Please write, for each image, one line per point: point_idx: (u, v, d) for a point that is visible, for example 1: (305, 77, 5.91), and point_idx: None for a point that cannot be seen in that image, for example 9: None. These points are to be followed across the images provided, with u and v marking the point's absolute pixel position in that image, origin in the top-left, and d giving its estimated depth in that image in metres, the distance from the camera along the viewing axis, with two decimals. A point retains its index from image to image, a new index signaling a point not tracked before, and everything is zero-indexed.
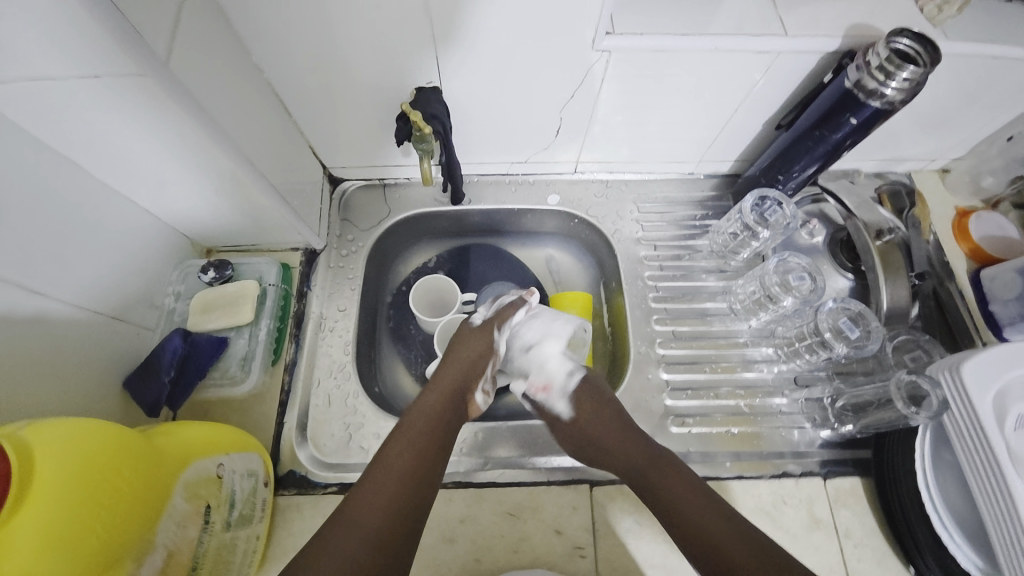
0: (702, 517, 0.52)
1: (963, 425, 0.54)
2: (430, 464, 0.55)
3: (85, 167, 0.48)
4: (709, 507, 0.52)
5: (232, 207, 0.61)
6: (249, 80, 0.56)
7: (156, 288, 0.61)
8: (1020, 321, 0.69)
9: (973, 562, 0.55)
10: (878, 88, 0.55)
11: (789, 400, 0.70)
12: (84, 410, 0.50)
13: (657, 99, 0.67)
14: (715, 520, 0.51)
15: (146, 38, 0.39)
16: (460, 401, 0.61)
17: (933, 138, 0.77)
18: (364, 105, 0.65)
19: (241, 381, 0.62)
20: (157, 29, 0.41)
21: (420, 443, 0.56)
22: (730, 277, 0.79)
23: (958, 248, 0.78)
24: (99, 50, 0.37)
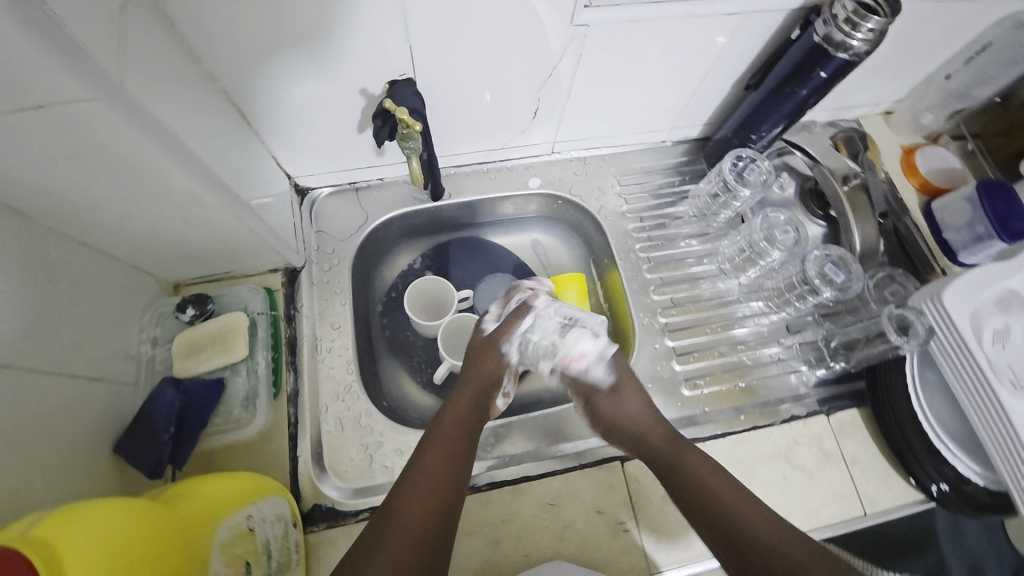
0: (747, 519, 0.51)
1: (949, 348, 0.59)
2: (460, 473, 0.54)
3: (29, 214, 0.41)
4: (751, 509, 0.52)
5: (201, 235, 0.55)
6: (200, 91, 0.49)
7: (130, 337, 0.55)
8: (972, 244, 0.76)
9: (971, 467, 0.61)
10: (845, 40, 0.57)
11: (783, 347, 0.74)
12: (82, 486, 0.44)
13: (632, 70, 0.66)
14: (762, 525, 0.51)
15: (88, 53, 0.33)
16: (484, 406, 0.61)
17: (880, 82, 0.82)
18: (331, 105, 0.60)
19: (248, 422, 0.58)
20: (98, 41, 0.34)
21: (450, 446, 0.56)
22: (713, 239, 0.81)
23: (909, 184, 0.84)
24: (38, 77, 0.31)
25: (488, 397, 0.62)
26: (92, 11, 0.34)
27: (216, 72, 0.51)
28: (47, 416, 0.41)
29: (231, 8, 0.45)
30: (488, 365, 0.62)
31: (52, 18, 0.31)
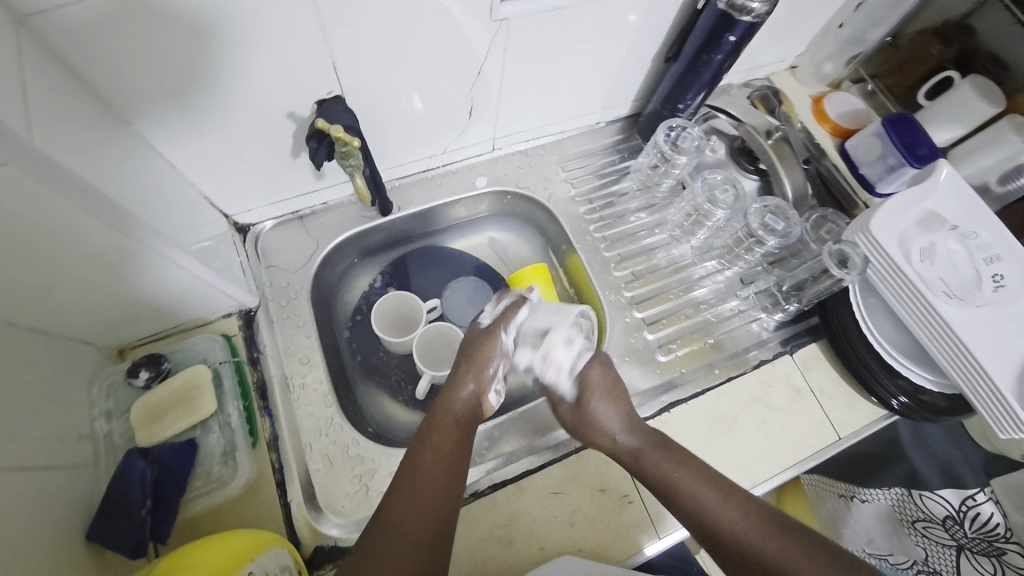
0: (731, 519, 0.51)
1: (884, 272, 0.65)
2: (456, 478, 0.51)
3: None
4: (736, 507, 0.51)
5: (141, 290, 0.52)
6: (113, 139, 0.46)
7: (79, 415, 0.50)
8: (887, 175, 0.83)
9: (923, 375, 0.67)
10: (746, 4, 0.61)
11: (741, 298, 0.78)
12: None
13: (559, 58, 0.68)
14: (746, 523, 0.50)
15: None
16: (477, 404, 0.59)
17: (783, 40, 0.87)
18: (260, 134, 0.57)
19: (231, 477, 0.55)
20: None
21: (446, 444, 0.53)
22: (660, 208, 0.84)
23: (823, 130, 0.91)
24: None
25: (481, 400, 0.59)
26: None
27: (129, 117, 0.48)
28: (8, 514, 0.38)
29: (134, 47, 0.42)
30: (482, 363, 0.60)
31: None
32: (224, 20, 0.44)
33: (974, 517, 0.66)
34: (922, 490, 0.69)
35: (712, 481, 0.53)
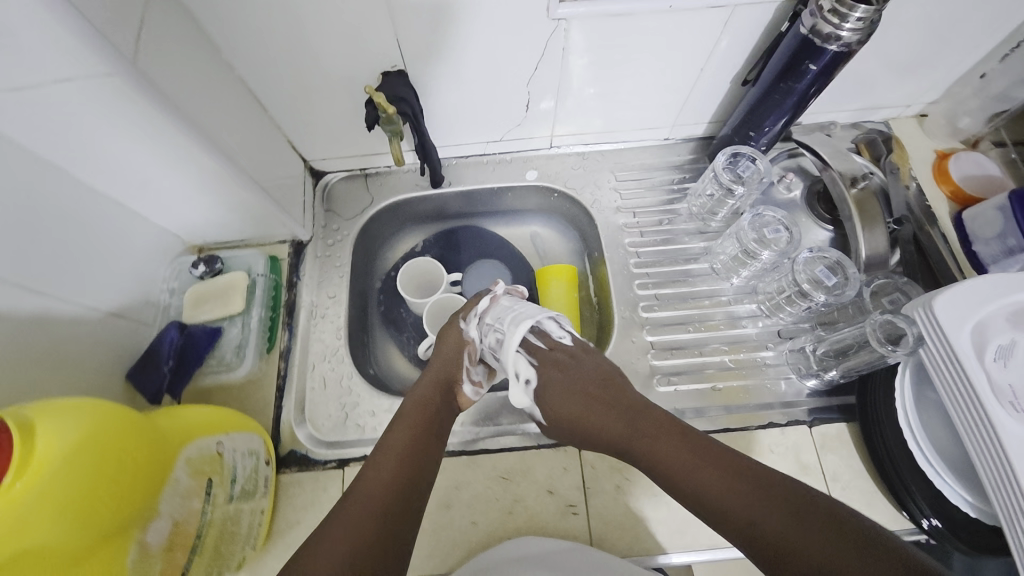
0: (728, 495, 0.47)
1: (939, 358, 0.54)
2: (427, 446, 0.56)
3: (72, 172, 0.50)
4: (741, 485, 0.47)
5: (217, 203, 0.63)
6: (218, 76, 0.57)
7: (150, 285, 0.64)
8: (1002, 259, 0.69)
9: (965, 499, 0.55)
10: (833, 32, 0.55)
11: (774, 352, 0.71)
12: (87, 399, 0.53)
13: (623, 65, 0.68)
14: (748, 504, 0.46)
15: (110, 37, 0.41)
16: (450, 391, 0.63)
17: (908, 82, 0.76)
18: (336, 93, 0.67)
19: (236, 367, 0.65)
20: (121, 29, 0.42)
21: (414, 430, 0.56)
22: (712, 238, 0.79)
23: (939, 192, 0.78)
24: (64, 56, 0.39)
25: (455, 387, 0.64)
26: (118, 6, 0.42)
27: (234, 61, 0.59)
28: (57, 340, 0.50)
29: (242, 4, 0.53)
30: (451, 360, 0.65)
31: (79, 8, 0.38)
32: None
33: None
34: None
35: (709, 461, 0.50)
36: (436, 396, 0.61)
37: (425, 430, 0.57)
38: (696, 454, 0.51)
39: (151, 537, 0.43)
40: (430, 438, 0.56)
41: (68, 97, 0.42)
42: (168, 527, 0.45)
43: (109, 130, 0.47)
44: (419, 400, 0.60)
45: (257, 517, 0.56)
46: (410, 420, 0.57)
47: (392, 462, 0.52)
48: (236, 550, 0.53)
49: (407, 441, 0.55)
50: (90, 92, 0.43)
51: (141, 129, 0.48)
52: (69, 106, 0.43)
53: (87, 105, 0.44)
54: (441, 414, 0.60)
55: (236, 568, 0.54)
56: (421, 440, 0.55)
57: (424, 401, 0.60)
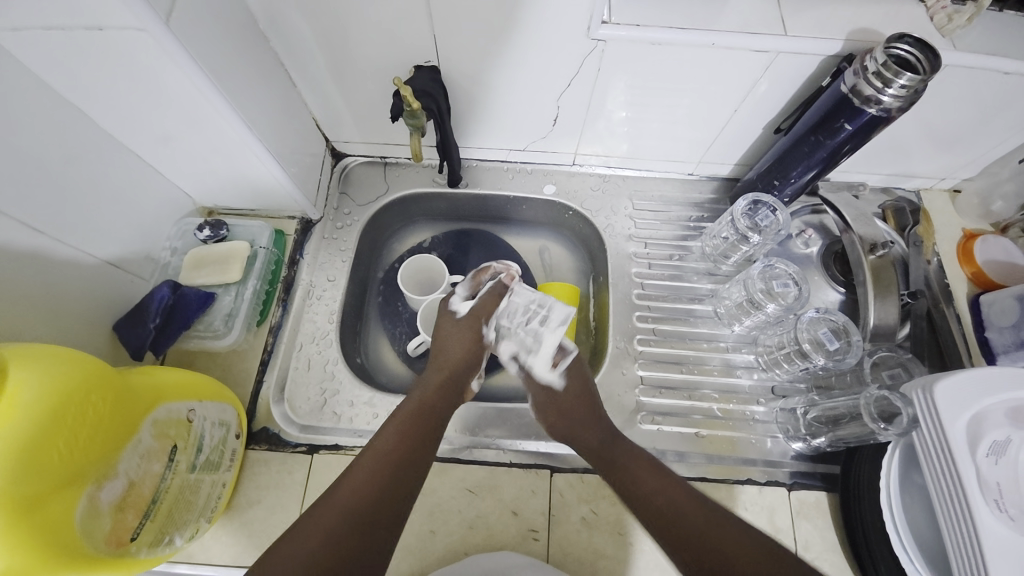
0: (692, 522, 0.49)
1: (930, 445, 0.52)
2: (418, 451, 0.54)
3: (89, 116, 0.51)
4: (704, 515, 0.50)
5: (232, 169, 0.63)
6: (253, 46, 0.57)
7: (153, 241, 0.64)
8: (1015, 350, 0.67)
9: None
10: (874, 95, 0.54)
11: (765, 408, 0.70)
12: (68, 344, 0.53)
13: (656, 95, 0.67)
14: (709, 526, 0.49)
15: None
16: (454, 395, 0.62)
17: (944, 155, 0.75)
18: (366, 80, 0.67)
19: (223, 335, 0.65)
20: None
21: (404, 440, 0.54)
22: (720, 281, 0.78)
23: (960, 272, 0.76)
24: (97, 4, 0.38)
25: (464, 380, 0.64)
26: None
27: (269, 34, 0.59)
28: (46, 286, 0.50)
29: None
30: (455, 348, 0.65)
31: None
32: None
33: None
34: None
35: (679, 491, 0.52)
36: (437, 403, 0.60)
37: (417, 439, 0.55)
38: (667, 483, 0.53)
39: (104, 494, 0.42)
40: (421, 444, 0.55)
41: (97, 44, 0.42)
42: (123, 487, 0.43)
43: (133, 83, 0.47)
44: (418, 407, 0.58)
45: (217, 490, 0.55)
46: (401, 427, 0.55)
47: (375, 467, 0.51)
48: (192, 520, 0.52)
49: (395, 448, 0.53)
50: (118, 44, 0.42)
51: (162, 86, 0.48)
52: (96, 53, 0.43)
53: (114, 56, 0.44)
54: (437, 424, 0.58)
55: (190, 538, 0.52)
56: (410, 451, 0.54)
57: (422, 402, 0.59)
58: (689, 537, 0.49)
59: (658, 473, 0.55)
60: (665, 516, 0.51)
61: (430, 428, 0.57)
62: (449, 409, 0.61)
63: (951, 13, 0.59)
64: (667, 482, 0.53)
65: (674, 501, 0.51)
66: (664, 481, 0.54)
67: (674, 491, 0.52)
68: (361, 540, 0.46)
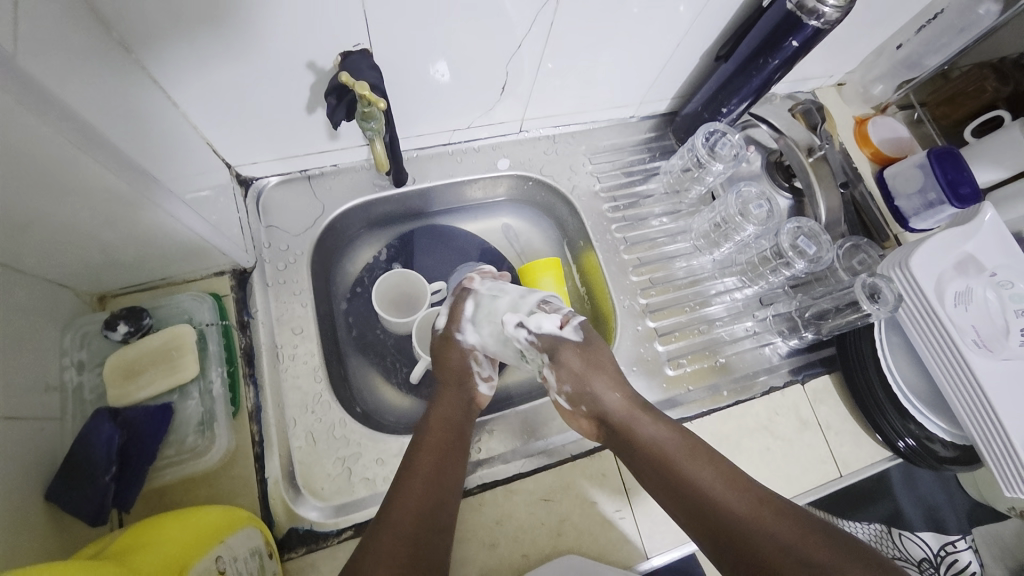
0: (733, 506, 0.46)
1: (916, 312, 0.63)
2: (450, 460, 0.53)
3: None
4: (731, 484, 0.47)
5: (131, 236, 0.48)
6: (114, 63, 0.42)
7: (50, 365, 0.47)
8: (923, 210, 0.79)
9: (940, 426, 0.65)
10: (817, 7, 0.57)
11: (757, 320, 0.75)
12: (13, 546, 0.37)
13: (603, 42, 0.63)
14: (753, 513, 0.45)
15: None
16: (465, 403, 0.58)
17: (836, 54, 0.83)
18: (275, 78, 0.53)
19: (207, 449, 0.52)
20: None
21: (434, 452, 0.53)
22: (684, 216, 0.80)
23: (862, 153, 0.87)
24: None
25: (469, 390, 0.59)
26: None
27: (129, 42, 0.43)
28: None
29: None
30: (454, 358, 0.60)
31: None
32: None
33: (951, 562, 0.69)
34: (902, 531, 0.69)
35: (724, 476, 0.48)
36: (455, 412, 0.57)
37: (445, 452, 0.54)
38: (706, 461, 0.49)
39: None
40: (450, 455, 0.53)
41: None
42: None
43: None
44: (438, 415, 0.57)
45: None
46: (429, 439, 0.54)
47: (416, 487, 0.50)
48: None
49: (431, 465, 0.52)
50: None
51: (27, 151, 0.34)
52: None
53: None
54: (458, 428, 0.56)
55: None
56: (440, 465, 0.52)
57: (443, 415, 0.57)
58: (705, 503, 0.46)
59: (686, 437, 0.51)
60: (684, 478, 0.48)
61: (456, 436, 0.55)
62: (467, 418, 0.58)
63: None
64: (695, 448, 0.50)
65: (697, 464, 0.49)
66: (693, 447, 0.51)
67: (702, 458, 0.50)
68: (419, 558, 0.45)
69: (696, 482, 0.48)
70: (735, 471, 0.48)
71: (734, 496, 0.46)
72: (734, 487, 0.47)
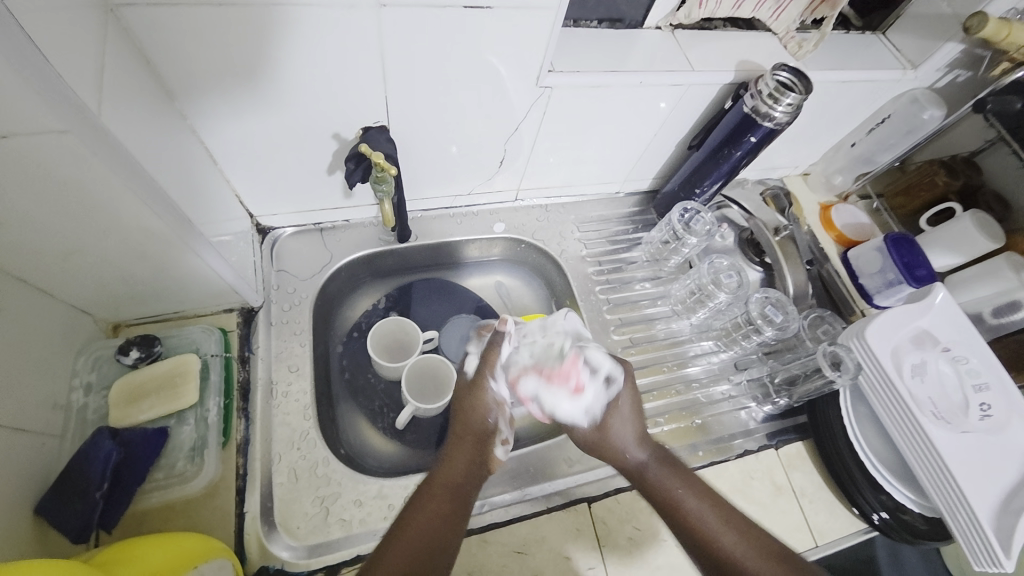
0: (702, 508, 0.54)
1: (876, 382, 0.67)
2: (449, 523, 0.51)
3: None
4: (727, 520, 0.53)
5: (157, 271, 0.53)
6: (169, 125, 0.49)
7: (59, 385, 0.51)
8: (884, 289, 0.86)
9: (910, 498, 0.67)
10: (769, 111, 0.66)
11: (733, 384, 0.79)
12: None
13: (589, 130, 0.73)
14: (715, 513, 0.53)
15: (75, 90, 0.35)
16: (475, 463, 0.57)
17: (799, 149, 0.94)
18: (302, 143, 0.62)
19: (194, 476, 0.54)
20: (84, 82, 0.37)
21: (443, 509, 0.52)
22: (665, 282, 0.87)
23: (828, 236, 0.95)
24: (9, 107, 0.32)
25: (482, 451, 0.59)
26: (71, 49, 0.35)
27: (187, 110, 0.52)
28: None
29: (200, 45, 0.46)
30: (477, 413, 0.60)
31: (46, 59, 0.33)
32: (300, 34, 0.49)
33: None
34: None
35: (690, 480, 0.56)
36: (462, 471, 0.56)
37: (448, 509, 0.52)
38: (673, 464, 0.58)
39: None
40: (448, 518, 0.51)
41: (13, 158, 0.35)
42: None
43: (46, 191, 0.39)
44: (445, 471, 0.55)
45: None
46: (434, 494, 0.53)
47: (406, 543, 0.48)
48: None
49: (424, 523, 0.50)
50: (35, 152, 0.36)
51: (88, 192, 0.41)
52: (13, 170, 0.36)
53: (34, 167, 0.37)
54: (462, 487, 0.55)
55: None
56: (442, 523, 0.50)
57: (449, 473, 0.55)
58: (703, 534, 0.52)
59: (673, 469, 0.57)
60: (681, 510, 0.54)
61: (459, 499, 0.53)
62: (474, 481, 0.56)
63: (799, 43, 0.73)
64: (688, 481, 0.56)
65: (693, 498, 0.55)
66: (686, 480, 0.56)
67: (695, 490, 0.55)
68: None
69: (694, 513, 0.53)
70: (728, 505, 0.54)
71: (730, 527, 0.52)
72: (727, 520, 0.53)
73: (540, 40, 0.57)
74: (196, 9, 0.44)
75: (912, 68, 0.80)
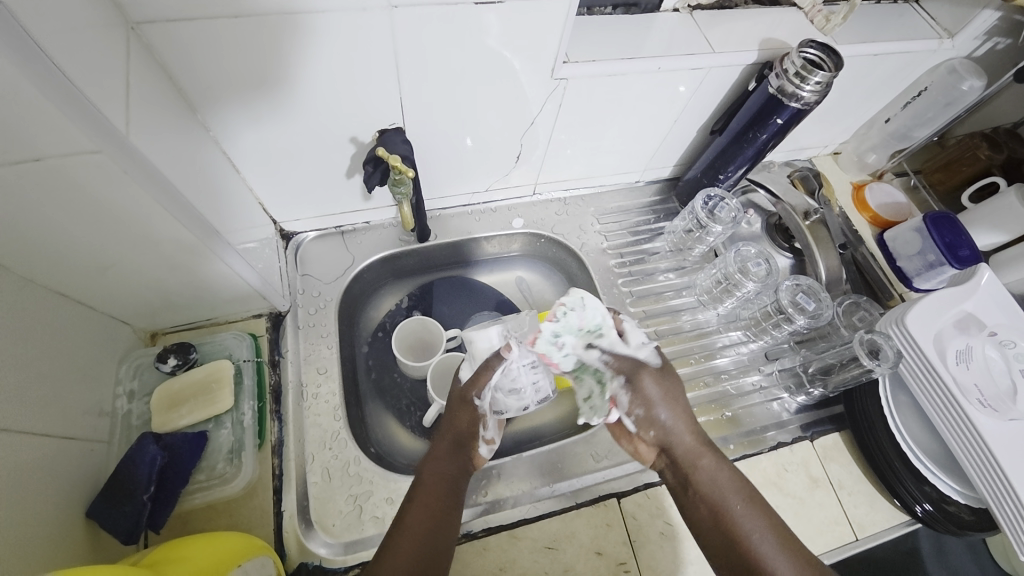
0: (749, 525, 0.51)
1: (917, 368, 0.65)
2: (447, 518, 0.52)
3: (25, 265, 0.42)
4: (781, 544, 0.50)
5: (188, 281, 0.55)
6: (194, 138, 0.51)
7: (105, 393, 0.53)
8: (925, 271, 0.81)
9: (955, 489, 0.64)
10: (796, 91, 0.63)
11: (764, 374, 0.77)
12: (49, 558, 0.41)
13: (606, 120, 0.71)
14: (762, 534, 0.50)
15: (106, 112, 0.37)
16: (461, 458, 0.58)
17: (828, 129, 0.90)
18: (321, 149, 0.62)
19: (233, 477, 0.56)
20: (113, 103, 0.38)
21: (435, 502, 0.53)
22: (689, 272, 0.85)
23: (862, 218, 0.91)
24: (42, 129, 0.33)
25: (470, 448, 0.59)
26: (97, 69, 0.36)
27: (211, 123, 0.54)
28: (21, 476, 0.40)
29: (219, 56, 0.47)
30: (463, 415, 0.59)
31: (71, 80, 0.33)
32: (313, 42, 0.49)
33: None
34: None
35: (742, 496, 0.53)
36: (457, 474, 0.57)
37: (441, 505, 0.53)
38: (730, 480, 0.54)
39: None
40: (443, 516, 0.52)
41: (47, 179, 0.37)
42: None
43: (83, 210, 0.41)
44: (437, 469, 0.56)
45: None
46: (434, 490, 0.54)
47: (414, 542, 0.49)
48: None
49: (422, 523, 0.51)
50: (67, 172, 0.37)
51: (120, 208, 0.42)
52: (46, 190, 0.37)
53: (70, 186, 0.38)
54: (457, 488, 0.56)
55: None
56: (438, 512, 0.52)
57: (442, 471, 0.56)
58: (752, 555, 0.49)
59: (733, 478, 0.54)
60: (733, 524, 0.51)
61: (451, 494, 0.54)
62: (463, 475, 0.58)
63: (827, 15, 0.70)
64: (744, 491, 0.53)
65: (742, 505, 0.52)
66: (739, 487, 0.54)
67: (754, 507, 0.52)
68: None
69: (743, 527, 0.51)
70: (784, 529, 0.51)
71: (777, 543, 0.50)
72: (781, 542, 0.50)
73: (554, 30, 0.55)
74: (214, 23, 0.44)
75: (948, 37, 0.75)
